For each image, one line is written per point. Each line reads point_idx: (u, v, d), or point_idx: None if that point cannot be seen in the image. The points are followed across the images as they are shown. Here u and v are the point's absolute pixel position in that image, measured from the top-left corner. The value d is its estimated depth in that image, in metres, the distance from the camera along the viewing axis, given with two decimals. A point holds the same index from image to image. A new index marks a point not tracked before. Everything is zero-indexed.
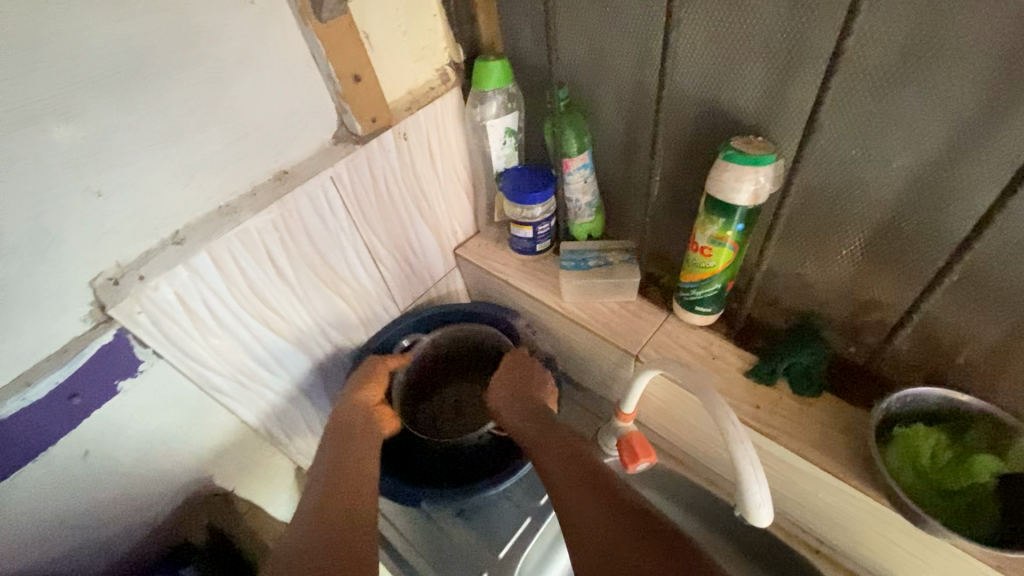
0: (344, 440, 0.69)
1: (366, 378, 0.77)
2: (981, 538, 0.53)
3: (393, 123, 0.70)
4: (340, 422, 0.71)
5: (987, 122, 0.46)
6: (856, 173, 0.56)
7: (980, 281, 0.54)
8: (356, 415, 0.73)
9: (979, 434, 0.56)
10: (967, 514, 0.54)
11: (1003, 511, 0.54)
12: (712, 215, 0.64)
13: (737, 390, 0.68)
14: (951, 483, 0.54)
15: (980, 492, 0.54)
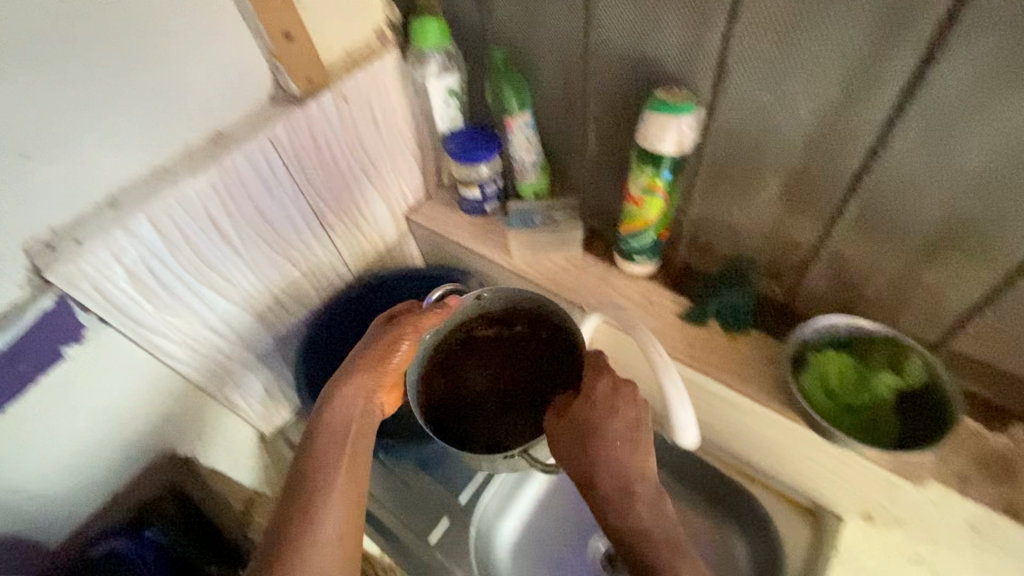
0: (342, 438, 0.60)
1: (388, 354, 0.61)
2: (881, 443, 0.59)
3: (330, 85, 0.71)
4: (339, 415, 0.61)
5: (874, 62, 0.50)
6: (767, 118, 0.59)
7: (880, 215, 0.59)
8: (361, 400, 0.62)
9: (882, 354, 0.61)
10: (871, 425, 0.60)
11: (904, 419, 0.60)
12: (642, 165, 0.67)
13: (673, 331, 0.72)
14: (855, 398, 0.60)
15: (881, 406, 0.60)
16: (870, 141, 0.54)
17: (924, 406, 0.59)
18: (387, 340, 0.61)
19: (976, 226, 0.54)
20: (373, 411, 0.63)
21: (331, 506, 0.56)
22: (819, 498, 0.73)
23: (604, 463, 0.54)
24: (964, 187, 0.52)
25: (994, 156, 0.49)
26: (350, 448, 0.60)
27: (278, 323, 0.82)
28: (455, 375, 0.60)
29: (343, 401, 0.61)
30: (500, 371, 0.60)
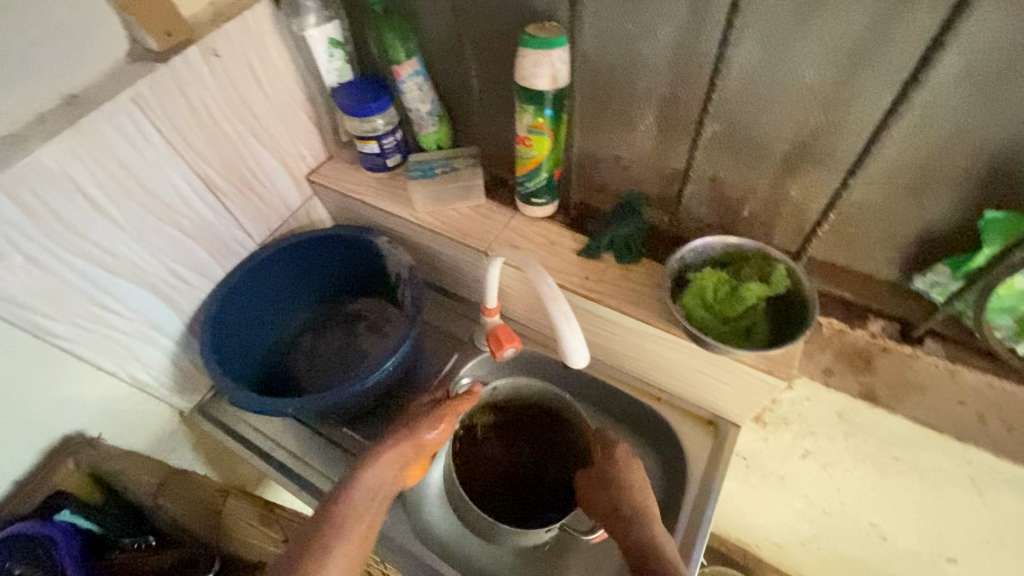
0: (366, 497, 0.62)
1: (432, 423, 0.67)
2: (756, 348, 0.64)
3: (194, 38, 0.67)
4: (373, 477, 0.63)
5: None
6: (632, 46, 0.61)
7: (741, 134, 0.62)
8: (392, 472, 0.64)
9: (752, 269, 0.66)
10: (746, 333, 0.65)
11: (773, 325, 0.65)
12: (523, 104, 0.67)
13: (571, 266, 0.75)
14: (731, 311, 0.65)
15: (753, 314, 0.64)
16: (709, 67, 0.59)
17: (788, 309, 0.64)
18: (432, 421, 0.67)
19: (819, 137, 0.58)
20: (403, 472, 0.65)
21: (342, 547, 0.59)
22: (717, 409, 0.78)
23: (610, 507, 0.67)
24: (803, 100, 0.56)
25: (821, 67, 0.53)
26: (368, 510, 0.62)
27: (179, 298, 0.79)
28: (477, 448, 0.81)
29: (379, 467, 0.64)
30: (518, 435, 0.82)
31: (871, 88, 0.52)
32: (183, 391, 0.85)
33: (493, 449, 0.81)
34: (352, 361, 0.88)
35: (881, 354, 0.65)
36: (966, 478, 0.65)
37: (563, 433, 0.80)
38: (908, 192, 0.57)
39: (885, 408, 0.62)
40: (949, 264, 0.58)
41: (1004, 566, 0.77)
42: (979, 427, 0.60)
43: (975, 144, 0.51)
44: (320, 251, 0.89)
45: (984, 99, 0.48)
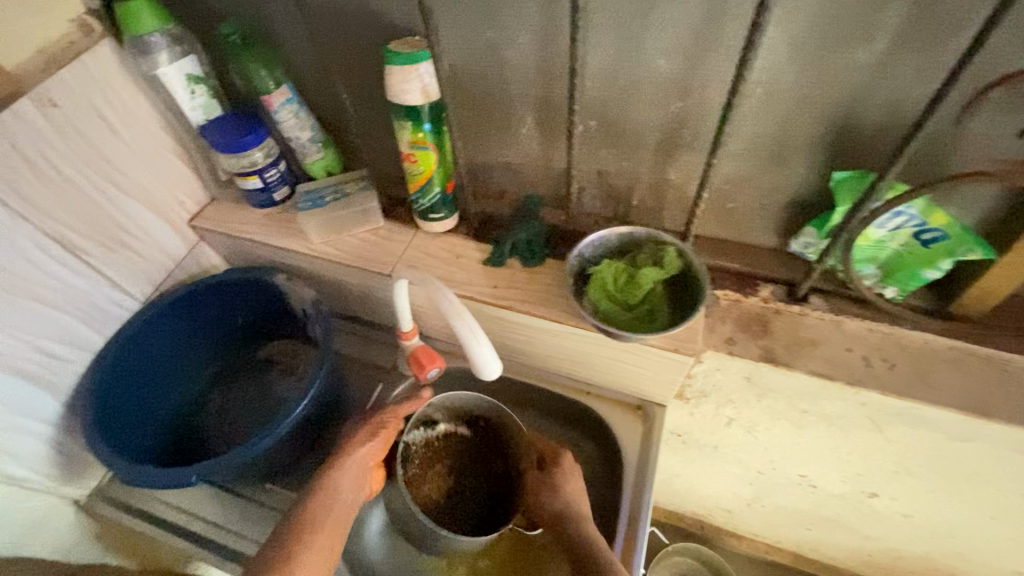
0: (337, 498, 0.65)
1: (373, 432, 0.69)
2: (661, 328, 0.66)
3: (22, 90, 0.61)
4: (334, 487, 0.66)
5: None
6: (497, 54, 0.62)
7: (614, 127, 0.64)
8: (350, 485, 0.66)
9: (645, 254, 0.68)
10: (648, 317, 0.67)
11: (673, 304, 0.67)
12: (401, 121, 0.65)
13: (478, 277, 0.74)
14: (632, 298, 0.67)
15: (652, 297, 0.67)
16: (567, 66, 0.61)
17: (683, 287, 0.67)
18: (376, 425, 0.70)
19: (683, 123, 0.61)
20: (365, 479, 0.68)
21: (311, 553, 0.61)
22: (643, 393, 0.79)
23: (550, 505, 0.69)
24: (662, 89, 0.59)
25: (672, 57, 0.56)
26: (334, 519, 0.64)
27: (52, 377, 0.71)
28: (420, 483, 0.72)
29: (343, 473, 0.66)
30: (472, 466, 0.74)
31: (718, 71, 0.56)
32: (73, 476, 0.77)
33: (432, 476, 0.73)
34: (270, 409, 0.83)
35: (775, 317, 0.69)
36: (866, 419, 0.69)
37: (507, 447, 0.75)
38: (768, 164, 0.61)
39: (787, 366, 0.65)
40: (814, 225, 0.63)
41: (913, 492, 0.83)
42: (865, 369, 0.64)
43: (813, 114, 0.55)
44: (213, 300, 0.83)
45: (813, 73, 0.52)
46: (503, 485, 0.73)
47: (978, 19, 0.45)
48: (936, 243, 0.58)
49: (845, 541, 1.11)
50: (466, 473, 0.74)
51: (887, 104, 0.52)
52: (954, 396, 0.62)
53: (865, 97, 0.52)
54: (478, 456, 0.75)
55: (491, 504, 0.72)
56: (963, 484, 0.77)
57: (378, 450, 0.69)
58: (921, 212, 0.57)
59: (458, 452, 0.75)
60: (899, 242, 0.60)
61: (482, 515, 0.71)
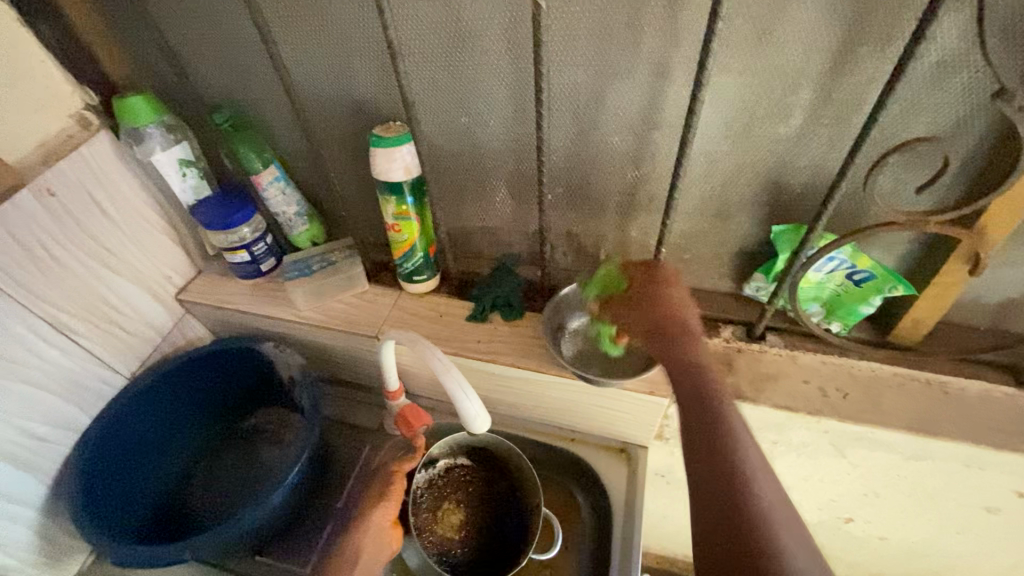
0: (358, 561, 0.65)
1: (386, 490, 0.70)
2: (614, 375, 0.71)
3: (24, 182, 0.64)
4: (349, 550, 0.66)
5: (520, 77, 0.63)
6: (471, 134, 0.70)
7: (579, 192, 0.72)
8: (368, 544, 0.67)
9: None
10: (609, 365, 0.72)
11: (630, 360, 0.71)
12: (385, 195, 0.71)
13: (462, 334, 0.78)
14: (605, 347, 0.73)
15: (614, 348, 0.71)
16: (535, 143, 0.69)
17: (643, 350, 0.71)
18: (382, 480, 0.71)
19: (639, 187, 0.69)
20: (384, 540, 0.68)
21: None
22: (624, 435, 0.83)
23: (693, 412, 0.51)
24: (618, 159, 0.67)
25: (624, 132, 0.64)
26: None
27: (36, 460, 0.70)
28: (434, 526, 0.76)
29: (360, 536, 0.67)
30: (478, 497, 0.78)
31: (666, 143, 0.64)
32: (53, 564, 0.74)
33: (445, 515, 0.77)
34: (258, 479, 0.83)
35: (738, 356, 0.75)
36: (829, 445, 0.75)
37: (501, 476, 0.79)
38: (715, 220, 0.69)
39: (752, 400, 0.71)
40: (762, 271, 0.71)
41: (884, 514, 0.88)
42: (823, 399, 0.70)
43: (749, 178, 0.63)
44: (199, 372, 0.84)
45: (745, 144, 0.61)
46: (513, 512, 0.77)
47: (869, 101, 0.54)
48: (865, 282, 0.66)
49: None
50: (475, 505, 0.78)
51: (808, 168, 0.61)
52: (902, 418, 0.68)
53: (789, 163, 0.61)
54: (484, 483, 0.79)
55: (507, 531, 0.75)
56: (926, 501, 0.82)
57: (394, 509, 0.70)
58: (849, 257, 0.64)
59: (464, 483, 0.79)
60: (835, 283, 0.68)
61: (499, 543, 0.74)
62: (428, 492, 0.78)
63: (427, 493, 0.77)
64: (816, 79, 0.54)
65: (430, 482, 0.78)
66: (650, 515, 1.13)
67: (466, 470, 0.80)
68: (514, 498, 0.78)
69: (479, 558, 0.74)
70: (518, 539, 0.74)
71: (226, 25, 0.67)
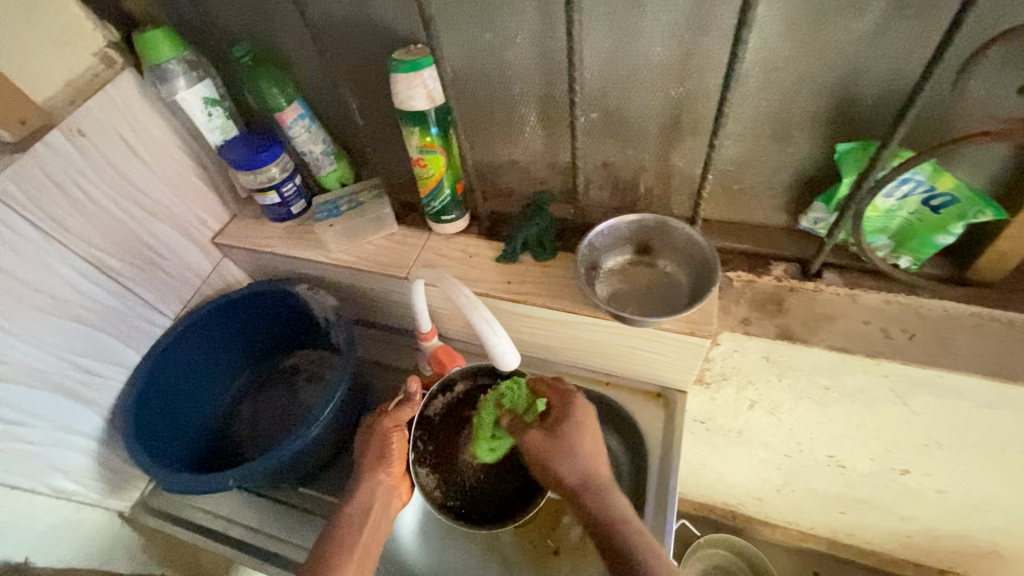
0: (366, 522, 0.66)
1: (386, 451, 0.68)
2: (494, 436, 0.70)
3: (54, 122, 0.65)
4: (358, 504, 0.66)
5: None
6: (498, 56, 0.64)
7: (616, 117, 0.66)
8: (375, 495, 0.67)
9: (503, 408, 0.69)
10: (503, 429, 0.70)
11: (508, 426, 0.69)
12: (409, 127, 0.67)
13: (493, 274, 0.76)
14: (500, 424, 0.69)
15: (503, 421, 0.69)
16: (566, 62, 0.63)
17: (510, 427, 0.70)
18: (381, 437, 0.68)
19: (683, 107, 0.62)
20: (393, 493, 0.68)
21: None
22: (662, 380, 0.80)
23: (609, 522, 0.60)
24: (660, 75, 0.60)
25: (666, 44, 0.57)
26: (363, 543, 0.65)
27: (93, 393, 0.74)
28: (450, 454, 0.75)
29: (366, 498, 0.67)
30: None
31: (713, 53, 0.57)
32: (118, 488, 0.80)
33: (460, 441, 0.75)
34: (299, 416, 0.86)
35: (790, 294, 0.69)
36: (889, 391, 0.69)
37: None
38: (771, 143, 0.62)
39: (805, 342, 0.66)
40: (822, 200, 0.64)
41: (946, 466, 0.82)
42: (885, 340, 0.64)
43: (812, 88, 0.56)
44: (237, 312, 0.85)
45: (810, 46, 0.53)
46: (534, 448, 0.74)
47: None
48: (946, 207, 0.58)
49: (881, 523, 1.08)
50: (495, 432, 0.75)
51: (885, 73, 0.53)
52: (976, 361, 0.61)
53: (862, 69, 0.53)
54: None
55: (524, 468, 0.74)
56: (996, 453, 0.75)
57: (397, 468, 0.68)
58: (928, 177, 0.56)
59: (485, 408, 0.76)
60: (908, 210, 0.61)
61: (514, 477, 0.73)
62: (446, 418, 0.75)
63: (444, 419, 0.75)
64: None
65: (447, 408, 0.75)
66: (690, 462, 1.11)
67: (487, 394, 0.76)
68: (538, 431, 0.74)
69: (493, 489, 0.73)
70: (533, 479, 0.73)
71: None
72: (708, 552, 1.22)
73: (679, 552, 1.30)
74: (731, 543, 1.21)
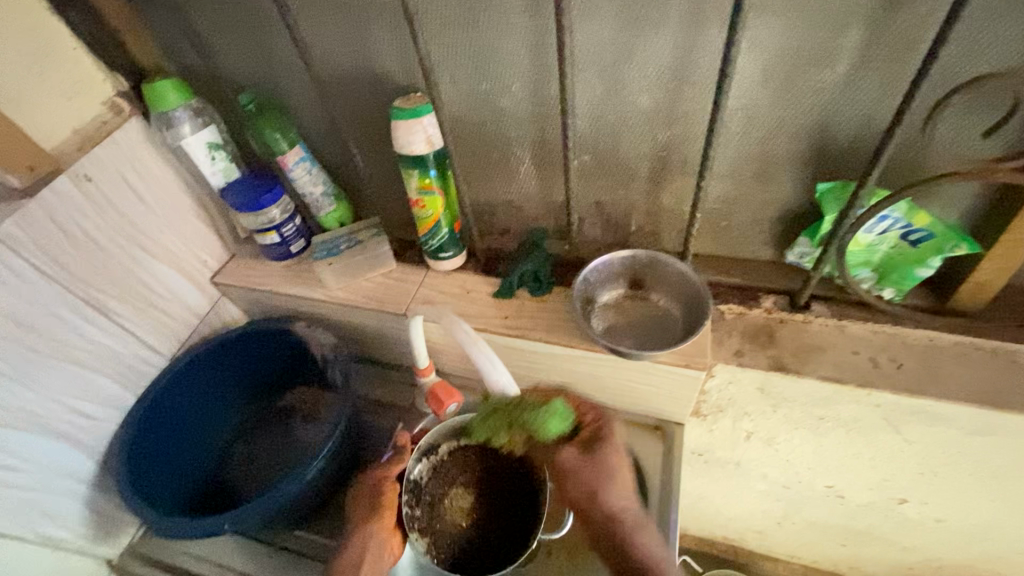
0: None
1: (376, 503, 0.68)
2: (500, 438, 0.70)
3: (62, 168, 0.66)
4: (349, 559, 0.65)
5: (540, 37, 0.60)
6: (494, 104, 0.68)
7: (606, 159, 0.69)
8: (366, 549, 0.66)
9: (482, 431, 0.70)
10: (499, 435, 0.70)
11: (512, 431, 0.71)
12: (409, 169, 0.70)
13: (490, 310, 0.77)
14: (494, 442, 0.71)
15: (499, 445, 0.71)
16: (559, 108, 0.66)
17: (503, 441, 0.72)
18: (370, 490, 0.69)
19: (671, 150, 0.66)
20: (384, 547, 0.67)
21: None
22: (659, 412, 0.80)
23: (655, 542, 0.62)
24: (648, 121, 0.64)
25: (653, 92, 0.61)
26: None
27: (86, 436, 0.73)
28: (437, 511, 0.71)
29: (357, 551, 0.66)
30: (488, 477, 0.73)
31: (697, 100, 0.60)
32: (107, 535, 0.78)
33: (448, 502, 0.72)
34: (296, 456, 0.85)
35: (780, 326, 0.71)
36: (881, 420, 0.70)
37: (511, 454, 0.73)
38: (756, 182, 0.65)
39: (797, 372, 0.67)
40: (806, 235, 0.67)
41: (942, 495, 0.83)
42: (874, 370, 0.65)
43: (790, 132, 0.59)
44: (235, 351, 0.86)
45: (786, 95, 0.56)
46: (520, 492, 0.71)
47: (927, 38, 0.49)
48: (923, 242, 0.61)
49: (883, 555, 1.07)
50: (482, 488, 0.72)
51: (859, 119, 0.56)
52: (963, 389, 0.63)
53: (835, 115, 0.57)
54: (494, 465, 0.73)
55: (518, 521, 0.70)
56: (990, 480, 0.76)
57: (388, 519, 0.67)
58: (904, 215, 0.60)
59: (469, 464, 0.73)
60: (888, 244, 0.63)
61: (507, 525, 0.70)
62: (433, 480, 0.73)
63: (431, 480, 0.73)
64: (868, 17, 0.49)
65: (433, 469, 0.73)
66: (689, 496, 1.10)
67: (470, 450, 0.74)
68: (522, 479, 0.72)
69: (488, 542, 0.69)
70: (526, 524, 0.69)
71: (247, 4, 0.67)
72: None
73: None
74: None
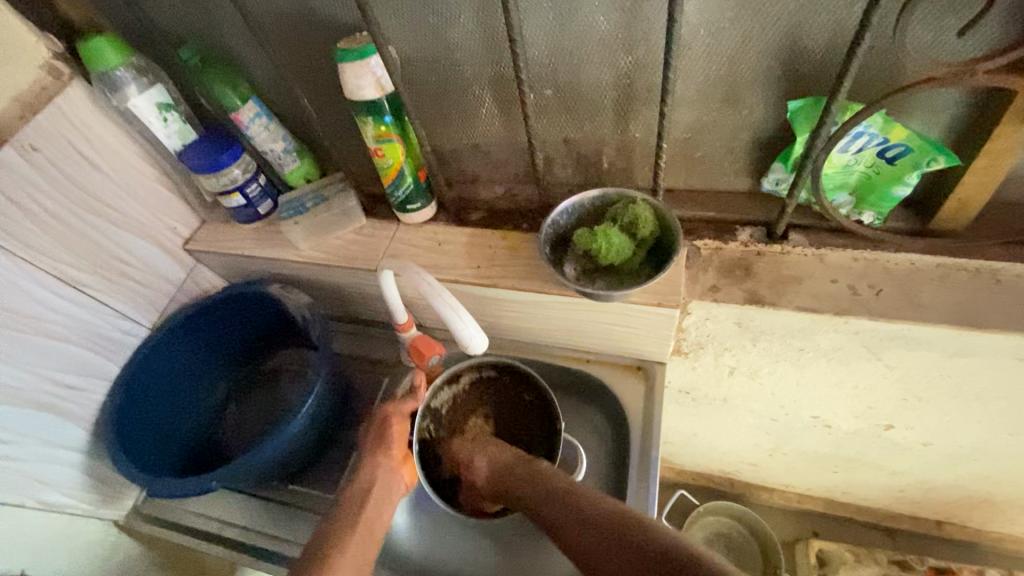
0: (369, 500, 0.67)
1: (383, 436, 0.69)
2: (617, 247, 0.64)
3: (3, 139, 0.64)
4: (366, 479, 0.68)
5: None
6: (445, 38, 0.63)
7: (570, 91, 0.65)
8: (386, 469, 0.68)
9: (619, 243, 0.64)
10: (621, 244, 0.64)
11: (635, 247, 0.66)
12: (362, 117, 0.67)
13: (462, 260, 0.75)
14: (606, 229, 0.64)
15: (610, 244, 0.64)
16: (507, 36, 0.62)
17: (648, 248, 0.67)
18: (380, 422, 0.70)
19: (635, 76, 0.62)
20: (395, 476, 0.69)
21: (346, 552, 0.63)
22: (639, 354, 0.80)
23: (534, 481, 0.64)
24: (607, 46, 0.59)
25: (610, 13, 0.56)
26: (367, 519, 0.65)
27: (74, 406, 0.75)
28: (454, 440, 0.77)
29: (368, 477, 0.67)
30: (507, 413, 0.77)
31: (657, 19, 0.56)
32: (108, 498, 0.81)
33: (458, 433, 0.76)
34: (285, 414, 0.87)
35: (757, 259, 0.69)
36: (862, 347, 0.69)
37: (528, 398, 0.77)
38: (726, 106, 0.61)
39: (773, 305, 0.65)
40: (780, 160, 0.64)
41: (926, 420, 0.83)
42: (852, 297, 0.64)
43: (758, 46, 0.55)
44: (215, 317, 0.86)
45: (750, 4, 0.52)
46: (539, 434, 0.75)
47: None
48: (900, 158, 0.58)
49: (874, 479, 1.09)
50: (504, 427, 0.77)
51: (829, 26, 0.52)
52: (944, 312, 0.61)
53: (806, 24, 0.52)
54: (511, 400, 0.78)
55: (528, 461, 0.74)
56: (974, 402, 0.76)
57: (398, 451, 0.69)
58: (880, 130, 0.56)
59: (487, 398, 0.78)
60: (864, 164, 0.60)
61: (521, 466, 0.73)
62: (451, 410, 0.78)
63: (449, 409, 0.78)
64: None
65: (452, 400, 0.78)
66: (681, 433, 1.12)
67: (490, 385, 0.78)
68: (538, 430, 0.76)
69: None
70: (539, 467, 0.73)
71: None
72: (709, 520, 1.26)
73: (679, 522, 1.34)
74: (726, 508, 1.25)
